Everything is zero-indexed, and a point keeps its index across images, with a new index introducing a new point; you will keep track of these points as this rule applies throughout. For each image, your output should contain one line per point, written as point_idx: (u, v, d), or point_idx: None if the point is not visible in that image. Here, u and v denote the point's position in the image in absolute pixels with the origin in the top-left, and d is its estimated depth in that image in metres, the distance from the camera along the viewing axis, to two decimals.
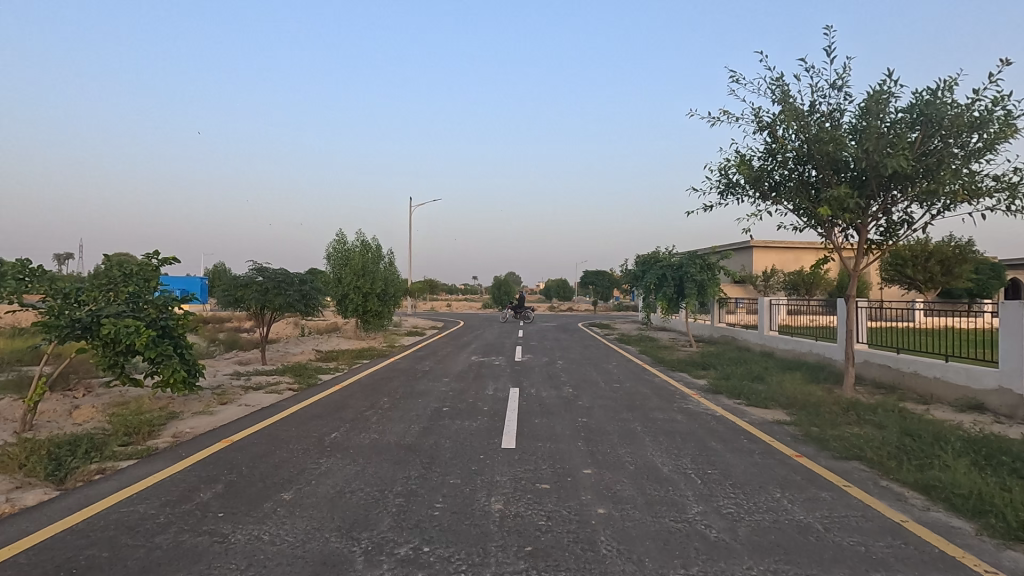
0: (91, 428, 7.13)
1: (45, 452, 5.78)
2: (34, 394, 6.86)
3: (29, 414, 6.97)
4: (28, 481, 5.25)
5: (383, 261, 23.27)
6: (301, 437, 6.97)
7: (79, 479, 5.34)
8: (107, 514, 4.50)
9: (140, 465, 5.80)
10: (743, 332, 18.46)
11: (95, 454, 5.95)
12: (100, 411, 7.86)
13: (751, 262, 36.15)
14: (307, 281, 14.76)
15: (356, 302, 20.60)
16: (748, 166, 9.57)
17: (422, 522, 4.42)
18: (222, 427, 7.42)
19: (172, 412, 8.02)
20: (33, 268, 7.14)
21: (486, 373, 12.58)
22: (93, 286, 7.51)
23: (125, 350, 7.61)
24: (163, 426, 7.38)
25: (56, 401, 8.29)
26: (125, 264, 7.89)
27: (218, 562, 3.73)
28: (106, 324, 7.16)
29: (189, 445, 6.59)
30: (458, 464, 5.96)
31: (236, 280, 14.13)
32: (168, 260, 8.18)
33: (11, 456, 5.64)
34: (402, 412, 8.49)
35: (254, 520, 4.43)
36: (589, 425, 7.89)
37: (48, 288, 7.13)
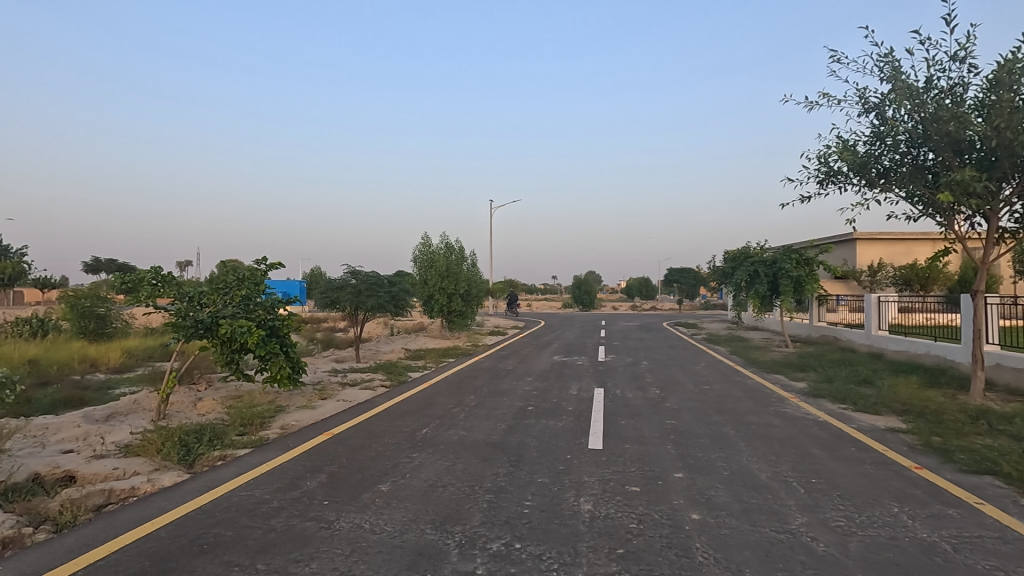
0: (213, 418, 7.89)
1: (176, 439, 6.46)
2: (166, 387, 7.72)
3: (163, 405, 7.85)
4: (163, 464, 5.91)
5: (466, 263, 23.91)
6: (393, 432, 7.30)
7: (205, 464, 5.94)
8: (229, 497, 4.97)
9: (255, 453, 6.36)
10: (847, 333, 17.07)
11: (218, 442, 6.59)
12: (220, 403, 8.69)
13: (855, 256, 33.37)
14: (395, 283, 15.45)
15: (440, 302, 21.23)
16: (852, 152, 8.85)
17: (513, 519, 4.49)
18: (324, 420, 7.96)
19: (279, 405, 8.68)
20: (164, 274, 8.01)
21: (569, 373, 12.49)
22: (213, 290, 8.33)
23: (239, 348, 8.35)
24: (273, 418, 8.01)
25: (184, 394, 9.26)
26: (238, 269, 8.71)
27: (324, 547, 3.99)
28: (224, 324, 7.90)
29: (296, 436, 7.11)
30: (545, 463, 5.99)
31: (333, 282, 15.00)
32: (274, 265, 8.90)
33: (150, 442, 6.37)
34: (487, 410, 8.67)
35: (355, 509, 4.70)
36: (678, 428, 7.63)
37: (176, 292, 7.99)
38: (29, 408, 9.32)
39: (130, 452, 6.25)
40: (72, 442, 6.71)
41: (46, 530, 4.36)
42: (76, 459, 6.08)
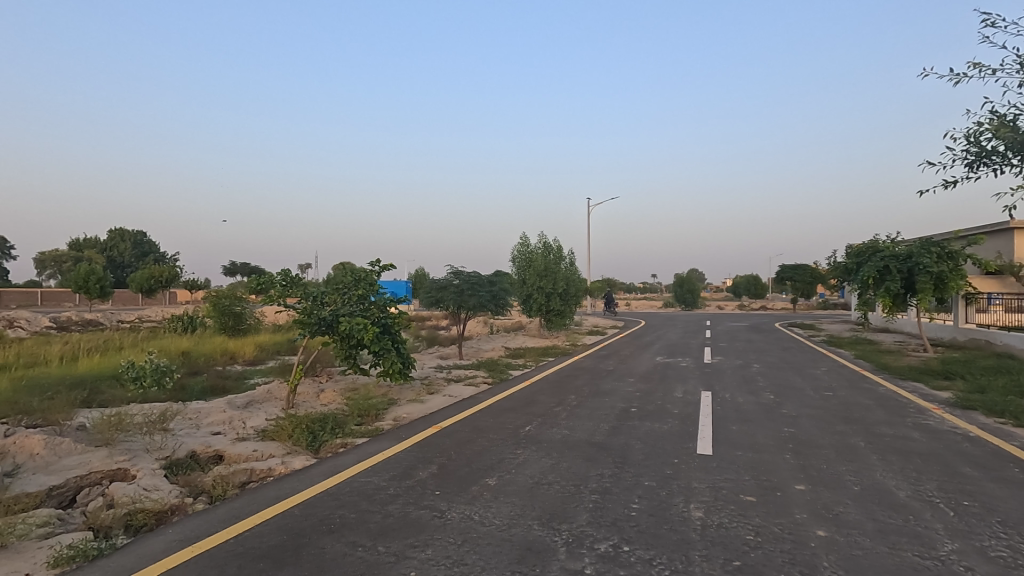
0: (334, 409, 8.56)
1: (304, 426, 7.09)
2: (294, 379, 8.50)
3: (292, 395, 8.65)
4: (294, 448, 6.51)
5: (564, 262, 23.91)
6: (497, 428, 7.48)
7: (329, 450, 6.47)
8: (352, 481, 5.37)
9: (371, 442, 6.81)
10: (1003, 336, 14.86)
11: (339, 431, 7.14)
12: (339, 394, 9.42)
13: (1012, 248, 28.93)
14: (496, 283, 15.81)
15: (539, 302, 21.39)
16: (1010, 128, 7.70)
17: (620, 521, 4.42)
18: (432, 414, 8.34)
19: (391, 398, 9.22)
20: (292, 276, 8.81)
21: (673, 374, 12.05)
22: (333, 290, 9.04)
23: (356, 344, 8.98)
24: (386, 410, 8.53)
25: (308, 385, 10.14)
26: (355, 271, 9.37)
27: (438, 535, 4.18)
28: (344, 322, 8.54)
29: (408, 428, 7.52)
30: (651, 466, 5.83)
31: (437, 282, 15.64)
32: (386, 267, 9.47)
33: (283, 428, 7.04)
34: (589, 410, 8.60)
35: (465, 501, 4.87)
36: (798, 436, 7.08)
37: (302, 292, 8.77)
38: (185, 394, 10.69)
39: (267, 436, 6.96)
40: (219, 425, 7.60)
41: (203, 501, 4.97)
42: (224, 440, 6.88)
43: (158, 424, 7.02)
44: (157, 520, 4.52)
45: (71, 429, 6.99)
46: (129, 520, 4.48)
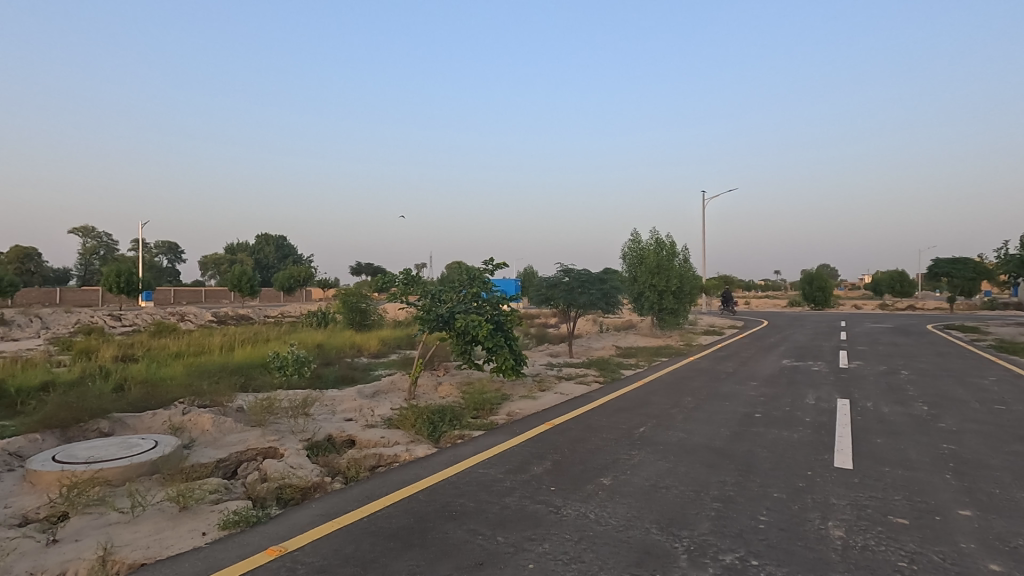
0: (451, 401, 8.97)
1: (425, 416, 7.50)
2: (415, 372, 9.03)
3: (413, 387, 9.20)
4: (417, 437, 6.91)
5: (678, 259, 22.96)
6: (611, 427, 7.37)
7: (448, 441, 6.78)
8: (470, 472, 5.58)
9: (487, 435, 7.03)
10: None
11: (457, 423, 7.46)
12: (456, 388, 9.84)
13: None
14: (606, 281, 15.58)
15: (651, 300, 20.74)
16: None
17: (747, 533, 4.15)
18: (544, 410, 8.43)
19: (505, 394, 9.45)
20: (412, 275, 9.35)
21: (802, 379, 11.09)
22: (450, 288, 9.45)
23: (472, 340, 9.31)
24: (500, 405, 8.76)
25: (427, 378, 10.72)
26: (469, 269, 9.73)
27: (554, 530, 4.21)
28: (460, 318, 8.90)
29: (521, 424, 7.66)
30: (780, 477, 5.41)
31: (547, 280, 15.74)
32: (499, 265, 9.72)
33: (406, 418, 7.51)
34: (709, 413, 8.17)
35: (580, 498, 4.86)
36: (961, 454, 6.18)
37: (422, 290, 9.28)
38: (321, 382, 11.78)
39: (392, 425, 7.46)
40: (351, 412, 8.28)
41: (340, 481, 5.45)
42: (355, 426, 7.48)
43: (301, 408, 7.80)
44: (302, 495, 5.03)
45: (232, 410, 8.00)
46: (280, 493, 5.03)
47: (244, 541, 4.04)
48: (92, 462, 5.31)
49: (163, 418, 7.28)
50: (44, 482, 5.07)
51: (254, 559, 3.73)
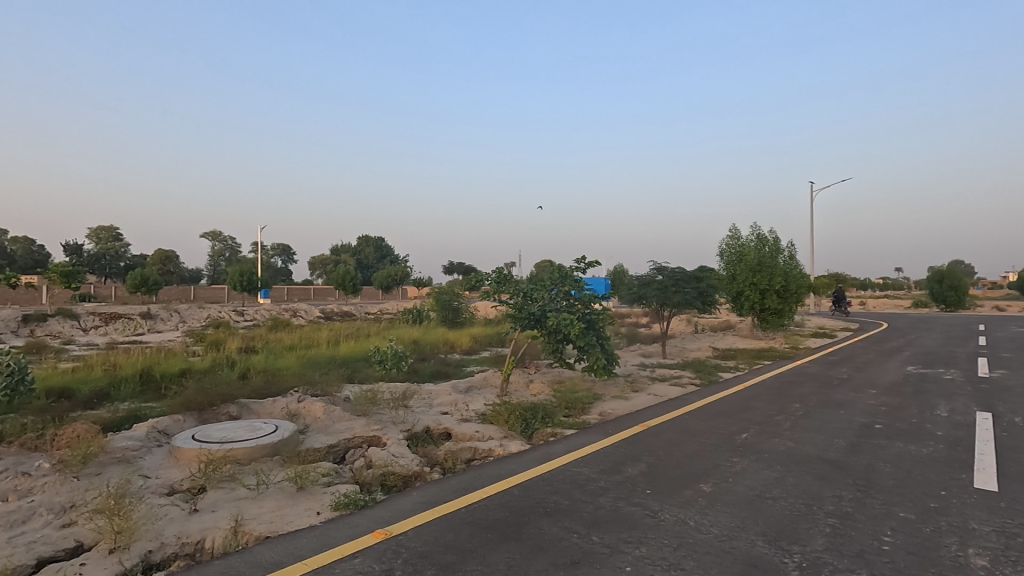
0: (543, 399, 9.03)
1: (518, 413, 7.60)
2: (508, 369, 9.19)
3: (506, 383, 9.36)
4: (510, 433, 7.03)
5: (783, 256, 21.48)
6: (709, 432, 7.05)
7: (540, 438, 6.84)
8: (564, 470, 5.58)
9: (580, 434, 6.99)
10: None
11: (549, 421, 7.49)
12: (547, 386, 9.89)
13: None
14: (703, 279, 14.92)
15: (752, 299, 19.56)
16: None
17: (868, 554, 3.80)
18: (638, 412, 8.24)
19: (596, 393, 9.35)
20: (505, 274, 9.52)
21: (931, 388, 9.95)
22: (541, 287, 9.51)
23: (563, 338, 9.31)
24: (592, 404, 8.68)
25: (519, 375, 10.86)
26: (561, 268, 9.74)
27: (652, 534, 4.10)
28: (552, 316, 8.93)
29: (614, 424, 7.54)
30: (907, 495, 4.90)
31: (640, 278, 15.37)
32: (592, 263, 9.65)
33: (500, 413, 7.66)
34: (820, 422, 7.58)
35: (678, 504, 4.70)
36: None
37: (514, 288, 9.42)
38: (418, 376, 12.31)
39: (486, 420, 7.64)
40: (447, 405, 8.59)
41: (438, 472, 5.67)
42: (451, 419, 7.75)
43: (401, 401, 8.21)
44: (404, 483, 5.29)
45: (340, 400, 8.58)
46: (384, 479, 5.33)
47: (354, 522, 4.32)
48: (224, 442, 5.93)
49: (281, 405, 7.98)
50: (186, 457, 5.74)
51: (362, 540, 3.98)
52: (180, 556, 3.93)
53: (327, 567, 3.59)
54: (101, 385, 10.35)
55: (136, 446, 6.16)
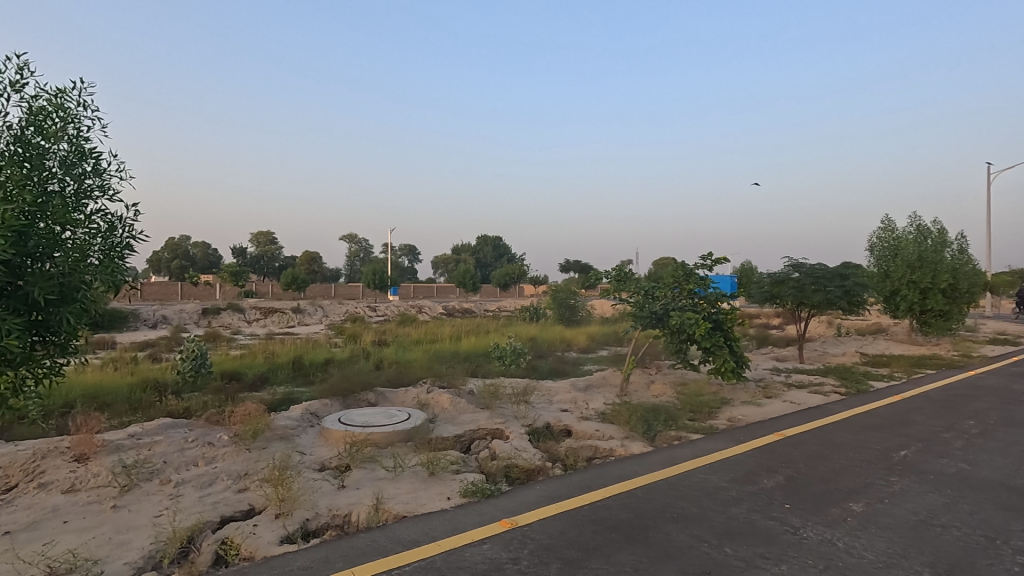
0: (665, 401, 8.72)
1: (640, 414, 7.42)
2: (628, 368, 9.00)
3: (626, 383, 9.19)
4: (632, 434, 6.89)
5: (950, 250, 18.64)
6: (859, 446, 6.34)
7: (664, 441, 6.61)
8: (690, 476, 5.35)
9: (707, 439, 6.66)
10: None
11: (673, 424, 7.22)
12: (669, 387, 9.54)
13: None
14: (848, 276, 13.44)
15: (910, 300, 17.20)
16: None
17: None
18: (773, 419, 7.64)
19: (724, 398, 8.82)
20: (625, 272, 9.35)
21: None
22: (664, 285, 9.20)
23: (687, 339, 8.92)
24: (719, 409, 8.21)
25: (639, 375, 10.59)
26: (686, 265, 9.35)
27: (793, 552, 3.80)
28: (675, 316, 8.60)
29: (745, 431, 7.07)
30: None
31: (773, 276, 14.25)
32: (719, 260, 9.16)
33: (621, 413, 7.54)
34: (1003, 443, 6.48)
35: (823, 522, 4.29)
36: None
37: (635, 287, 9.21)
38: (537, 372, 12.51)
39: (607, 420, 7.56)
40: (566, 402, 8.64)
41: (559, 467, 5.71)
42: (571, 417, 7.77)
43: (522, 396, 8.40)
44: (527, 476, 5.41)
45: (465, 392, 8.99)
46: (507, 471, 5.49)
47: (482, 510, 4.51)
48: (365, 426, 6.49)
49: (412, 395, 8.55)
50: (334, 438, 6.38)
51: (490, 527, 4.14)
52: (332, 526, 4.38)
53: (458, 550, 3.79)
54: (264, 371, 11.83)
55: (293, 425, 6.95)
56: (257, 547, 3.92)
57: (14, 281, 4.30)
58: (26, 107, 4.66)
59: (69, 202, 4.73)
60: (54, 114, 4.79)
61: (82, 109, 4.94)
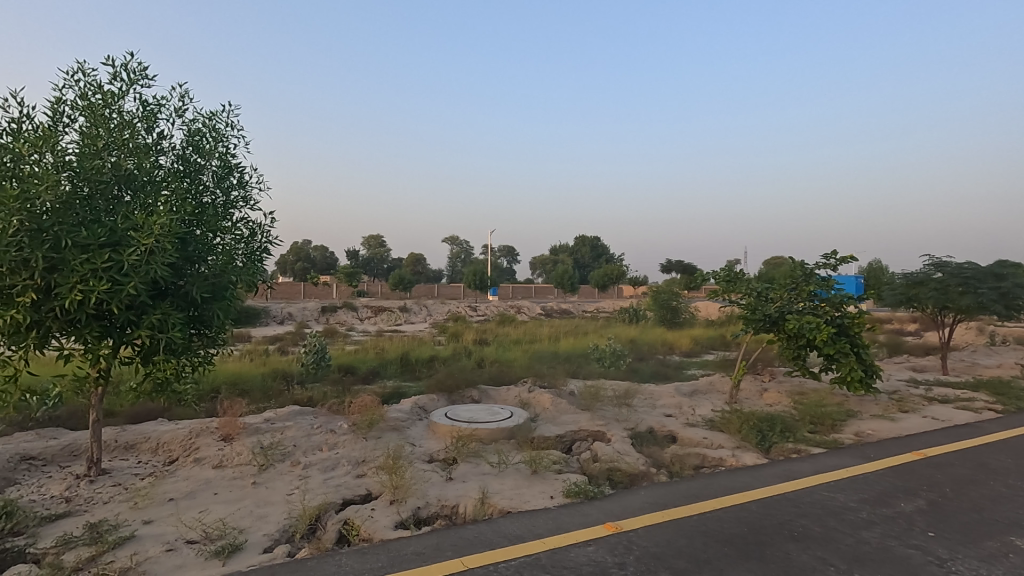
0: (781, 410, 8.14)
1: (752, 423, 6.99)
2: (738, 374, 8.50)
3: (736, 390, 8.69)
4: (744, 444, 6.51)
5: None
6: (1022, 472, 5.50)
7: (780, 453, 6.18)
8: (812, 492, 4.95)
9: (831, 454, 6.12)
10: None
11: (790, 435, 6.71)
12: (785, 396, 8.89)
13: None
14: (1007, 277, 11.70)
15: None
16: None
17: None
18: (910, 436, 6.84)
19: (850, 410, 8.05)
20: (736, 272, 8.85)
21: None
22: (780, 286, 8.58)
23: (806, 345, 8.25)
24: (845, 422, 7.50)
25: (751, 382, 9.97)
26: (805, 264, 8.66)
27: None
28: (793, 319, 7.98)
29: (876, 447, 6.40)
30: None
31: (910, 277, 12.82)
32: (845, 260, 8.39)
33: (731, 421, 7.14)
34: None
35: (977, 556, 3.78)
36: None
37: (746, 288, 8.67)
38: (639, 375, 12.20)
39: (716, 428, 7.20)
40: (671, 407, 8.34)
41: (665, 474, 5.53)
42: (676, 422, 7.50)
43: (624, 399, 8.24)
44: (631, 480, 5.30)
45: (565, 393, 8.99)
46: (610, 474, 5.41)
47: (585, 511, 4.49)
48: (470, 422, 6.72)
49: (514, 393, 8.71)
50: (442, 432, 6.67)
51: (595, 530, 4.11)
52: (441, 515, 4.59)
53: (563, 549, 3.80)
54: (376, 366, 12.61)
55: (404, 417, 7.36)
56: (375, 529, 4.20)
57: (177, 281, 4.97)
58: (186, 130, 5.37)
59: (219, 211, 5.38)
60: (209, 135, 5.47)
61: (229, 130, 5.60)
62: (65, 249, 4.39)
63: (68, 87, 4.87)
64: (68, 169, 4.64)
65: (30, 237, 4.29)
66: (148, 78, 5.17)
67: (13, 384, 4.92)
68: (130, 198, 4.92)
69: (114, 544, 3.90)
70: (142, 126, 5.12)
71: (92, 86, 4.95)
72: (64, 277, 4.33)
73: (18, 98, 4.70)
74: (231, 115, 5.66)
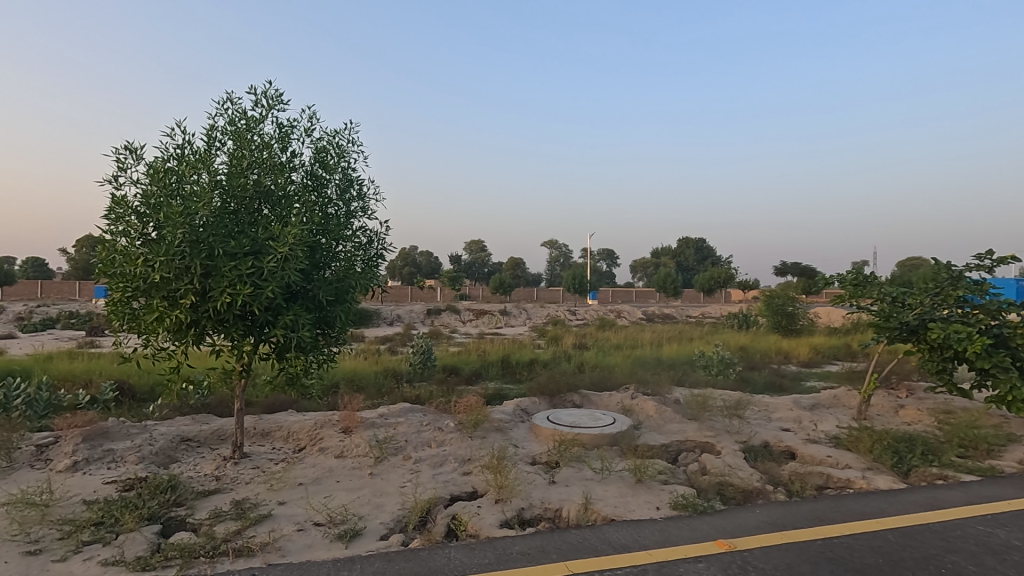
0: (921, 430, 7.25)
1: (887, 442, 6.29)
2: (868, 388, 7.70)
3: (866, 405, 7.88)
4: (876, 466, 5.88)
5: None
6: None
7: (922, 478, 5.50)
8: (963, 525, 4.35)
9: (986, 482, 5.35)
10: None
11: (934, 458, 5.96)
12: (927, 414, 7.91)
13: None
14: None
15: None
16: None
17: None
18: None
19: (1010, 433, 6.98)
20: (865, 276, 8.02)
21: None
22: (919, 291, 7.65)
23: (954, 357, 7.28)
24: (1004, 446, 6.52)
25: (884, 397, 8.99)
26: (952, 266, 7.66)
27: None
28: (936, 328, 7.07)
29: None
30: None
31: None
32: (1002, 260, 7.31)
33: (861, 439, 6.48)
34: None
35: None
36: None
37: (878, 292, 7.81)
38: (751, 385, 11.47)
39: (842, 446, 6.58)
40: (788, 421, 7.75)
41: (784, 493, 5.15)
42: (796, 438, 6.95)
43: (735, 410, 7.78)
44: (745, 497, 4.99)
45: (670, 401, 8.69)
46: (721, 488, 5.13)
47: (695, 526, 4.30)
48: (573, 427, 6.70)
49: (617, 399, 8.56)
50: (544, 435, 6.73)
51: (706, 546, 3.92)
52: (545, 517, 4.62)
53: (672, 563, 3.67)
54: (479, 367, 13.00)
55: (507, 418, 7.52)
56: (481, 526, 4.32)
57: (306, 285, 5.47)
58: (314, 147, 5.90)
59: (342, 221, 5.85)
60: (333, 151, 5.97)
61: (351, 146, 6.08)
62: (217, 257, 5.01)
63: (219, 115, 5.55)
64: (220, 187, 5.28)
65: (191, 247, 4.94)
66: (283, 103, 5.76)
67: (175, 374, 5.67)
68: (268, 212, 5.50)
69: (255, 520, 4.38)
70: (278, 146, 5.71)
71: (238, 113, 5.60)
72: (216, 281, 4.94)
73: (181, 127, 5.44)
74: (352, 132, 6.14)
